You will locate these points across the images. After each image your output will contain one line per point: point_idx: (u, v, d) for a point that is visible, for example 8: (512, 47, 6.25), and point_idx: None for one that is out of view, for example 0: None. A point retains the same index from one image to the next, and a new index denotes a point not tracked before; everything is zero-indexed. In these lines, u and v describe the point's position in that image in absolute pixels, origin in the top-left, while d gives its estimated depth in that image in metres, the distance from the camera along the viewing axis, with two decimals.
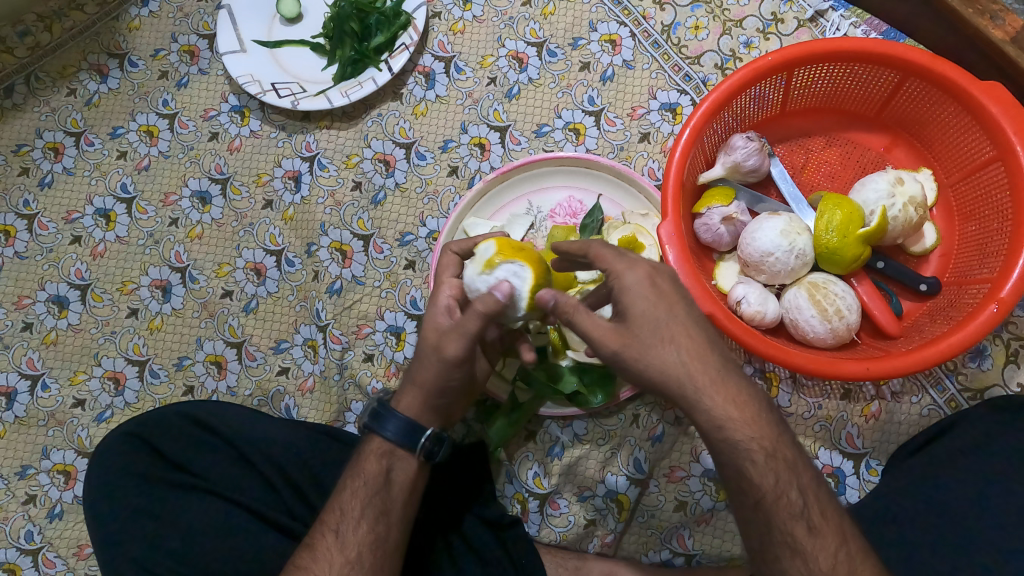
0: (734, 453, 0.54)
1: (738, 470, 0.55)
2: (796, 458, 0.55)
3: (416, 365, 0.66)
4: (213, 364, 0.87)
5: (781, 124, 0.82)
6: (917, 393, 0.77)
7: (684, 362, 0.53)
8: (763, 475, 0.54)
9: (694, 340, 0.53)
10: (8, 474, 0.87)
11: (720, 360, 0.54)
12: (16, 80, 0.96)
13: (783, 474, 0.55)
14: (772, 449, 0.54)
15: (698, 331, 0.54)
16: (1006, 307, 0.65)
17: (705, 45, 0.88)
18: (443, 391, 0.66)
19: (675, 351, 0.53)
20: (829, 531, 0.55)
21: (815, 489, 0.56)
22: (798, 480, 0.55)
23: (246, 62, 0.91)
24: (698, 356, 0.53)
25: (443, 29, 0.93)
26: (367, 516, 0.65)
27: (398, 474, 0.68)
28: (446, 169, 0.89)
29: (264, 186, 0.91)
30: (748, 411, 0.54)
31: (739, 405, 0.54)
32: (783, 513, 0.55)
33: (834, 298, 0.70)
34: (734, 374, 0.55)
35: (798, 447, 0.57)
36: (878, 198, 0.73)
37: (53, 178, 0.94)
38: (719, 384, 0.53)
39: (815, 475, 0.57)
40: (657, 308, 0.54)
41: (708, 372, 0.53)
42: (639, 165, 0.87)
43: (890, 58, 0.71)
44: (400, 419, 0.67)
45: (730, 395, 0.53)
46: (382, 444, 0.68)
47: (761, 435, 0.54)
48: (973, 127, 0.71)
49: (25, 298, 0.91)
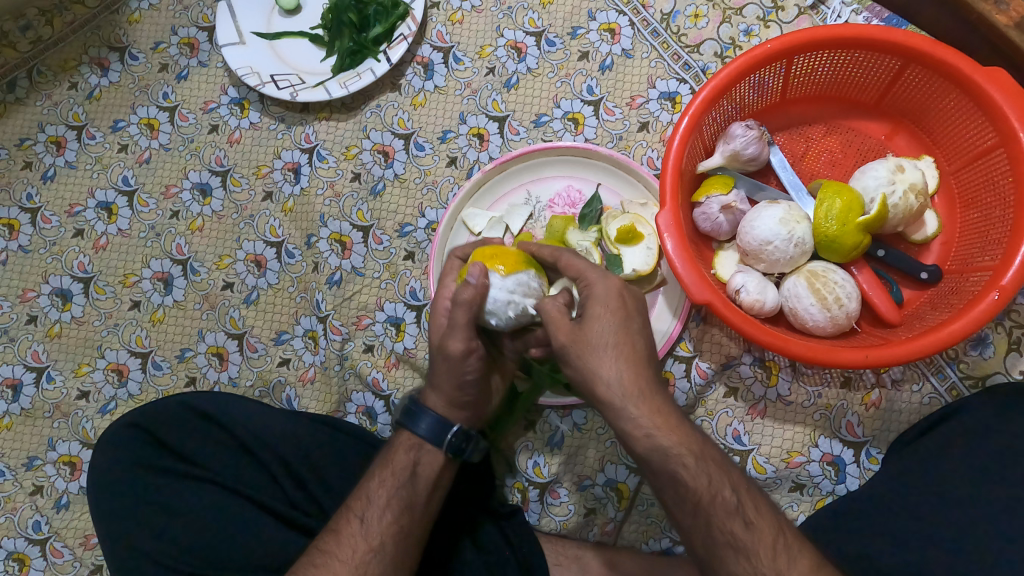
0: (662, 455, 0.55)
1: (667, 474, 0.55)
2: (725, 463, 0.57)
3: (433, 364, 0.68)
4: (215, 356, 0.88)
5: (781, 112, 0.82)
6: (918, 381, 0.77)
7: (619, 371, 0.55)
8: (693, 478, 0.55)
9: (633, 348, 0.57)
10: (16, 465, 0.88)
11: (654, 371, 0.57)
12: (18, 74, 0.96)
13: (715, 474, 0.55)
14: (699, 453, 0.55)
15: (640, 341, 0.57)
16: (1006, 295, 0.64)
17: (705, 33, 0.88)
18: (461, 388, 0.67)
19: (612, 359, 0.56)
20: (767, 526, 0.55)
21: (746, 490, 0.57)
22: (730, 480, 0.56)
23: (245, 54, 0.91)
24: (634, 367, 0.56)
25: (442, 19, 0.92)
26: (391, 507, 0.66)
27: (424, 467, 0.69)
28: (445, 160, 0.89)
29: (264, 178, 0.91)
30: (675, 418, 0.56)
31: (665, 414, 0.56)
32: (720, 511, 0.54)
33: (834, 286, 0.70)
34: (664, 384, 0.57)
35: (727, 457, 0.58)
36: (878, 185, 0.72)
37: (56, 172, 0.94)
38: (648, 392, 0.55)
39: (746, 479, 0.58)
40: (603, 319, 0.57)
41: (639, 382, 0.56)
42: (638, 155, 0.86)
43: (892, 44, 0.71)
44: (432, 416, 0.68)
45: (656, 405, 0.55)
46: (412, 438, 0.69)
47: (687, 440, 0.55)
48: (976, 114, 0.70)
49: (30, 291, 0.92)
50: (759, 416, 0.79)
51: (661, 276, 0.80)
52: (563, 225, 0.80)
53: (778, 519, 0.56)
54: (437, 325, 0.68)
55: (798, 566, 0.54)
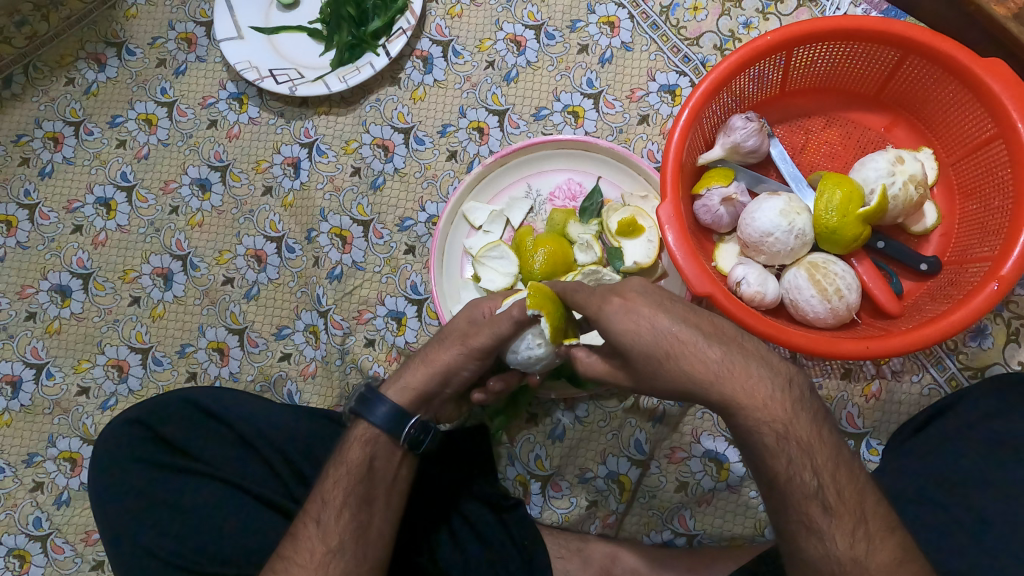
0: (746, 433, 0.50)
1: (752, 452, 0.51)
2: (811, 439, 0.50)
3: (433, 346, 0.69)
4: (216, 351, 0.88)
5: (781, 104, 0.82)
6: (918, 372, 0.77)
7: (685, 364, 0.50)
8: (776, 455, 0.50)
9: (684, 340, 0.50)
10: (16, 462, 0.87)
11: (721, 348, 0.50)
12: (14, 70, 0.96)
13: (796, 455, 0.50)
14: (784, 430, 0.50)
15: (687, 331, 0.51)
16: (1006, 285, 0.64)
17: (704, 26, 0.88)
18: (449, 377, 0.69)
19: (672, 359, 0.50)
20: (847, 510, 0.52)
21: (833, 468, 0.52)
22: (812, 461, 0.51)
23: (244, 49, 0.91)
24: (687, 357, 0.50)
25: (441, 13, 0.92)
26: (349, 505, 0.66)
27: (380, 462, 0.68)
28: (445, 154, 0.89)
29: (264, 173, 0.91)
30: (758, 394, 0.49)
31: (749, 391, 0.49)
32: (796, 494, 0.51)
33: (834, 278, 0.70)
34: (734, 354, 0.50)
35: (822, 424, 0.52)
36: (878, 177, 0.72)
37: (53, 168, 0.94)
38: (722, 376, 0.49)
39: (839, 452, 0.52)
40: (636, 326, 0.52)
41: (706, 369, 0.49)
42: (638, 148, 0.86)
43: (891, 36, 0.71)
44: (388, 406, 0.68)
45: (739, 383, 0.49)
46: (367, 431, 0.69)
47: (771, 416, 0.49)
48: (974, 105, 0.71)
49: (29, 288, 0.92)
50: None
51: (662, 269, 0.80)
52: (563, 218, 0.80)
53: (861, 498, 0.53)
54: (463, 317, 0.69)
55: (877, 557, 0.52)
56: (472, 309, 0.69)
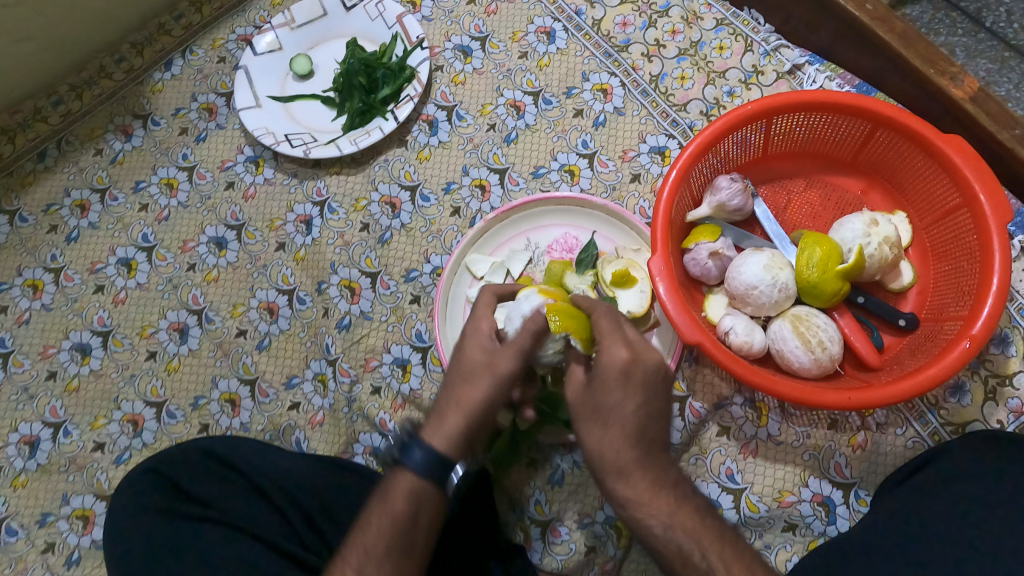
0: (639, 523, 0.59)
1: (644, 539, 0.59)
2: (698, 530, 0.58)
3: (463, 387, 0.68)
4: (228, 402, 0.91)
5: (764, 167, 0.87)
6: (901, 424, 0.81)
7: (602, 440, 0.60)
8: (664, 543, 0.58)
9: (620, 423, 0.60)
10: (29, 523, 0.90)
11: (639, 450, 0.60)
12: (48, 145, 1.02)
13: (686, 543, 0.58)
14: (669, 521, 0.58)
15: (630, 421, 0.60)
16: (977, 344, 0.68)
17: (691, 93, 0.94)
18: (484, 417, 0.68)
19: (598, 432, 0.61)
20: None
21: (724, 552, 0.58)
22: (699, 546, 0.57)
23: (261, 116, 0.97)
24: (603, 434, 0.60)
25: (445, 80, 0.99)
26: (392, 557, 0.65)
27: (424, 515, 0.67)
28: (449, 210, 0.94)
29: (277, 230, 0.96)
30: (648, 495, 0.59)
31: (638, 484, 0.59)
32: None
33: (816, 330, 0.75)
34: (646, 457, 0.60)
35: (708, 519, 0.60)
36: (855, 237, 0.77)
37: (79, 233, 0.99)
38: (622, 465, 0.59)
39: (729, 538, 0.59)
40: (608, 392, 0.60)
41: (615, 454, 0.60)
42: (631, 205, 0.92)
43: (861, 110, 0.77)
44: (430, 453, 0.67)
45: (631, 475, 0.59)
46: (411, 482, 0.67)
47: (656, 509, 0.59)
48: (941, 174, 0.76)
49: (50, 348, 0.95)
50: (751, 455, 0.82)
51: (654, 318, 0.84)
52: (561, 269, 0.84)
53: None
54: (472, 346, 0.70)
55: None
56: (477, 335, 0.71)
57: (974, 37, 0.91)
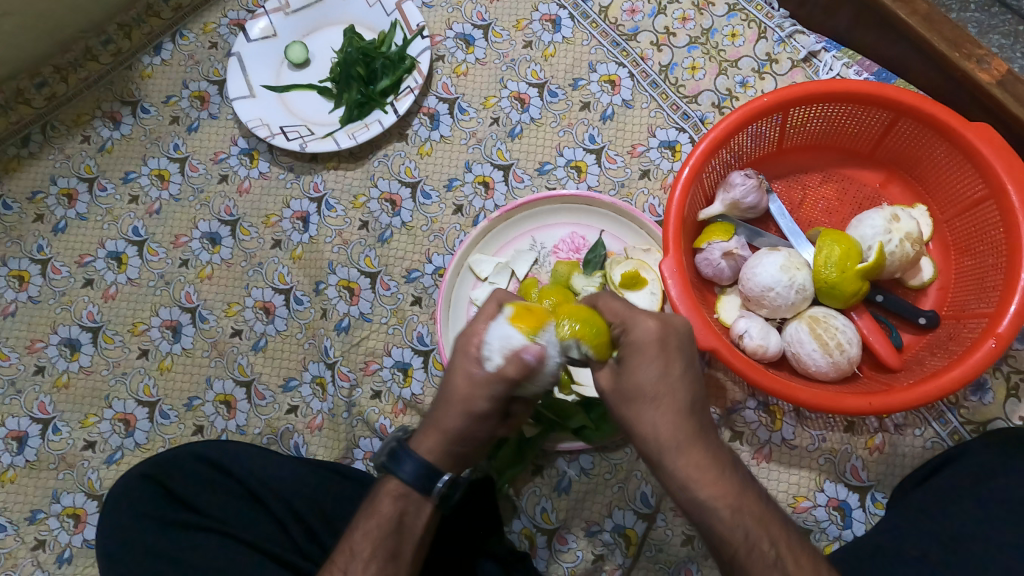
0: (702, 510, 0.54)
1: (707, 529, 0.54)
2: (765, 514, 0.54)
3: (436, 409, 0.63)
4: (223, 404, 0.88)
5: (779, 161, 0.84)
6: (920, 425, 0.78)
7: (657, 420, 0.55)
8: (731, 529, 0.53)
9: (672, 397, 0.55)
10: (19, 520, 0.87)
11: (695, 419, 0.55)
12: (32, 129, 0.98)
13: (753, 529, 0.53)
14: (738, 505, 0.53)
15: (676, 391, 0.55)
16: (1004, 342, 0.65)
17: (702, 84, 0.91)
18: (465, 439, 0.63)
19: (646, 409, 0.55)
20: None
21: (790, 543, 0.54)
22: (767, 532, 0.53)
23: (256, 107, 0.94)
24: (661, 410, 0.55)
25: (447, 71, 0.96)
26: (377, 559, 0.62)
27: (410, 517, 0.65)
28: (451, 208, 0.91)
29: (273, 227, 0.93)
30: (712, 469, 0.54)
31: (702, 466, 0.54)
32: (757, 567, 0.53)
33: (835, 332, 0.72)
34: (703, 429, 0.55)
35: (772, 506, 0.56)
36: (875, 234, 0.74)
37: (67, 224, 0.96)
38: (685, 444, 0.54)
39: (792, 529, 0.55)
40: (645, 364, 0.55)
41: (674, 429, 0.54)
42: (640, 203, 0.88)
43: (883, 99, 0.73)
44: (417, 461, 0.63)
45: (694, 455, 0.54)
46: (398, 485, 0.64)
47: (723, 492, 0.53)
48: (966, 165, 0.73)
49: (38, 342, 0.92)
50: (764, 460, 0.80)
51: None
52: (567, 270, 0.81)
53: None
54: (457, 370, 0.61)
55: None
56: (465, 357, 0.61)
57: (986, 12, 0.83)
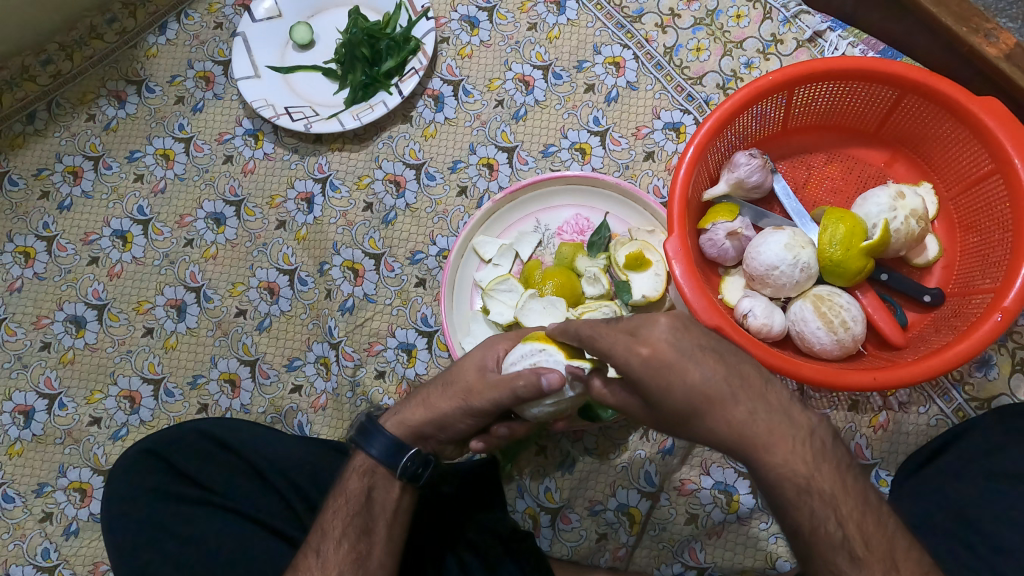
0: (768, 486, 0.51)
1: (773, 502, 0.52)
2: (835, 491, 0.50)
3: (436, 392, 0.71)
4: (227, 383, 0.88)
5: (784, 141, 0.84)
6: (925, 403, 0.78)
7: (714, 423, 0.49)
8: (797, 507, 0.51)
9: (715, 399, 0.49)
10: (26, 492, 0.87)
11: (749, 405, 0.49)
12: (37, 107, 0.99)
13: (819, 508, 0.50)
14: (806, 484, 0.50)
15: (716, 387, 0.49)
16: (1010, 316, 0.65)
17: (707, 66, 0.91)
18: (443, 427, 0.71)
19: (701, 418, 0.50)
20: (876, 559, 0.51)
21: (859, 518, 0.51)
22: (835, 513, 0.50)
23: (260, 87, 0.94)
24: (720, 412, 0.49)
25: (452, 53, 0.96)
26: (348, 536, 0.67)
27: (379, 492, 0.69)
28: (455, 189, 0.91)
29: (278, 207, 0.93)
30: (780, 449, 0.49)
31: (771, 448, 0.49)
32: (822, 543, 0.51)
33: (839, 310, 0.72)
34: (755, 408, 0.48)
35: (847, 474, 0.52)
36: (879, 212, 0.74)
37: (72, 201, 0.96)
38: (752, 436, 0.49)
39: (864, 499, 0.52)
40: (662, 384, 0.50)
41: (733, 417, 0.49)
42: (644, 184, 0.89)
43: (889, 77, 0.73)
44: (387, 438, 0.70)
45: (763, 438, 0.49)
46: (365, 461, 0.71)
47: (792, 472, 0.49)
48: (972, 142, 0.73)
49: (44, 318, 0.93)
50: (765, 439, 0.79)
51: (669, 301, 0.81)
52: (571, 252, 0.82)
53: (891, 544, 0.52)
54: (471, 364, 0.69)
55: None
56: (487, 351, 0.70)
57: None
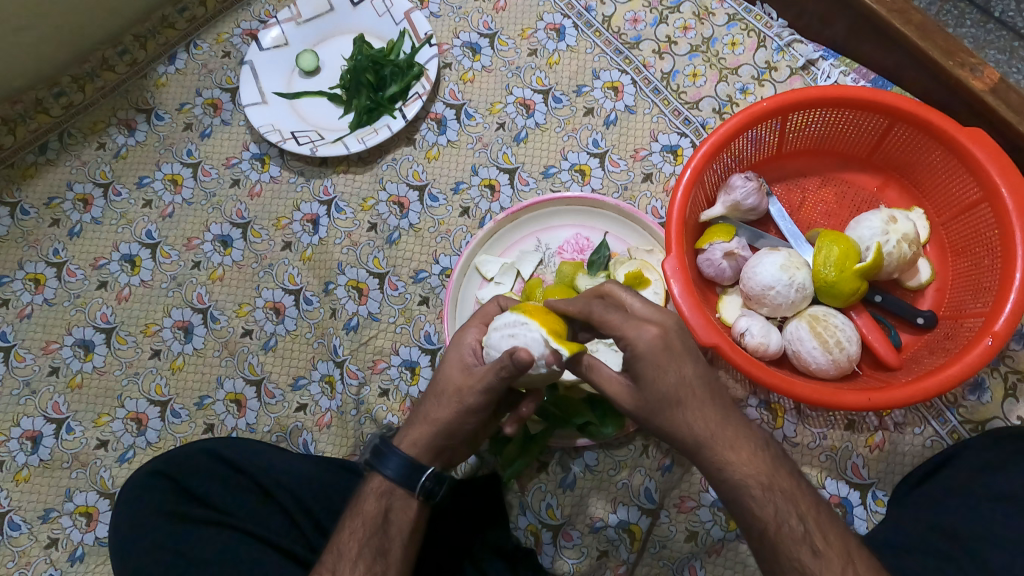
0: (734, 485, 0.57)
1: (740, 504, 0.57)
2: (793, 488, 0.57)
3: (429, 404, 0.68)
4: (233, 403, 0.90)
5: (778, 165, 0.86)
6: (920, 424, 0.79)
7: (691, 420, 0.57)
8: (762, 505, 0.56)
9: (699, 397, 0.56)
10: (32, 518, 0.88)
11: (719, 409, 0.57)
12: (50, 137, 1.01)
13: (782, 503, 0.56)
14: (768, 481, 0.57)
15: (700, 386, 0.57)
16: (1000, 341, 0.67)
17: (703, 91, 0.93)
18: (452, 433, 0.68)
19: (683, 410, 0.56)
20: (834, 553, 0.56)
21: (816, 515, 0.57)
22: (796, 508, 0.57)
23: (267, 113, 0.96)
24: (697, 411, 0.57)
25: (454, 78, 0.98)
26: (364, 556, 0.67)
27: (396, 513, 0.70)
28: (458, 210, 0.93)
29: (283, 229, 0.95)
30: (743, 451, 0.57)
31: (736, 447, 0.57)
32: (786, 539, 0.56)
33: (834, 330, 0.73)
34: (726, 416, 0.58)
35: (800, 479, 0.59)
36: (872, 235, 0.75)
37: (82, 228, 0.98)
38: (720, 434, 0.57)
39: (817, 501, 0.58)
40: (664, 372, 0.56)
41: (708, 417, 0.57)
42: (643, 205, 0.90)
43: (880, 105, 0.75)
44: (401, 458, 0.69)
45: (728, 437, 0.57)
46: (382, 483, 0.70)
47: (756, 469, 0.57)
48: (961, 170, 0.75)
49: (53, 343, 0.94)
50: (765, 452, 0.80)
51: None
52: (571, 270, 0.83)
53: (845, 543, 0.57)
54: (453, 365, 0.67)
55: None
56: (460, 347, 0.68)
57: (980, 28, 0.85)
